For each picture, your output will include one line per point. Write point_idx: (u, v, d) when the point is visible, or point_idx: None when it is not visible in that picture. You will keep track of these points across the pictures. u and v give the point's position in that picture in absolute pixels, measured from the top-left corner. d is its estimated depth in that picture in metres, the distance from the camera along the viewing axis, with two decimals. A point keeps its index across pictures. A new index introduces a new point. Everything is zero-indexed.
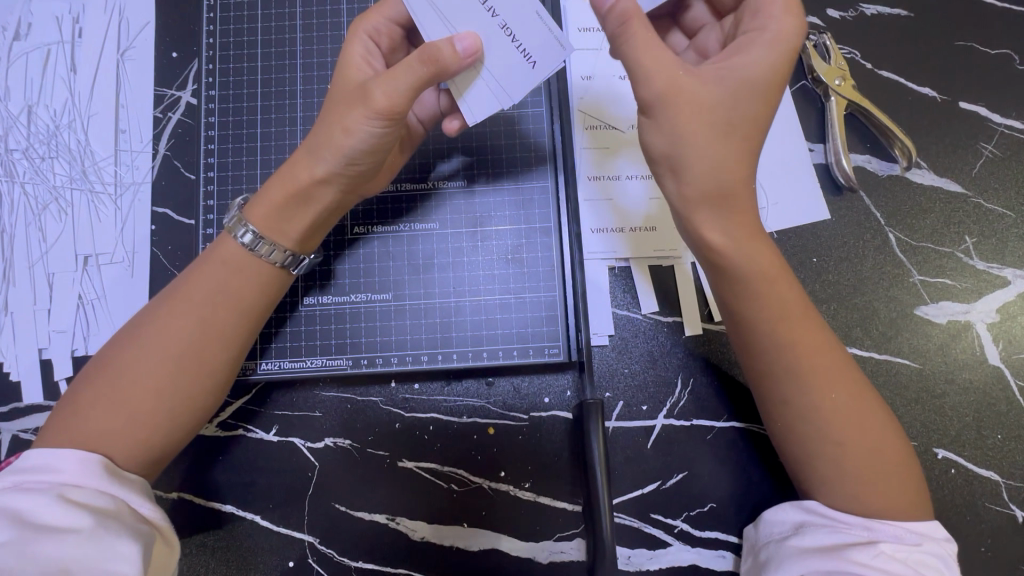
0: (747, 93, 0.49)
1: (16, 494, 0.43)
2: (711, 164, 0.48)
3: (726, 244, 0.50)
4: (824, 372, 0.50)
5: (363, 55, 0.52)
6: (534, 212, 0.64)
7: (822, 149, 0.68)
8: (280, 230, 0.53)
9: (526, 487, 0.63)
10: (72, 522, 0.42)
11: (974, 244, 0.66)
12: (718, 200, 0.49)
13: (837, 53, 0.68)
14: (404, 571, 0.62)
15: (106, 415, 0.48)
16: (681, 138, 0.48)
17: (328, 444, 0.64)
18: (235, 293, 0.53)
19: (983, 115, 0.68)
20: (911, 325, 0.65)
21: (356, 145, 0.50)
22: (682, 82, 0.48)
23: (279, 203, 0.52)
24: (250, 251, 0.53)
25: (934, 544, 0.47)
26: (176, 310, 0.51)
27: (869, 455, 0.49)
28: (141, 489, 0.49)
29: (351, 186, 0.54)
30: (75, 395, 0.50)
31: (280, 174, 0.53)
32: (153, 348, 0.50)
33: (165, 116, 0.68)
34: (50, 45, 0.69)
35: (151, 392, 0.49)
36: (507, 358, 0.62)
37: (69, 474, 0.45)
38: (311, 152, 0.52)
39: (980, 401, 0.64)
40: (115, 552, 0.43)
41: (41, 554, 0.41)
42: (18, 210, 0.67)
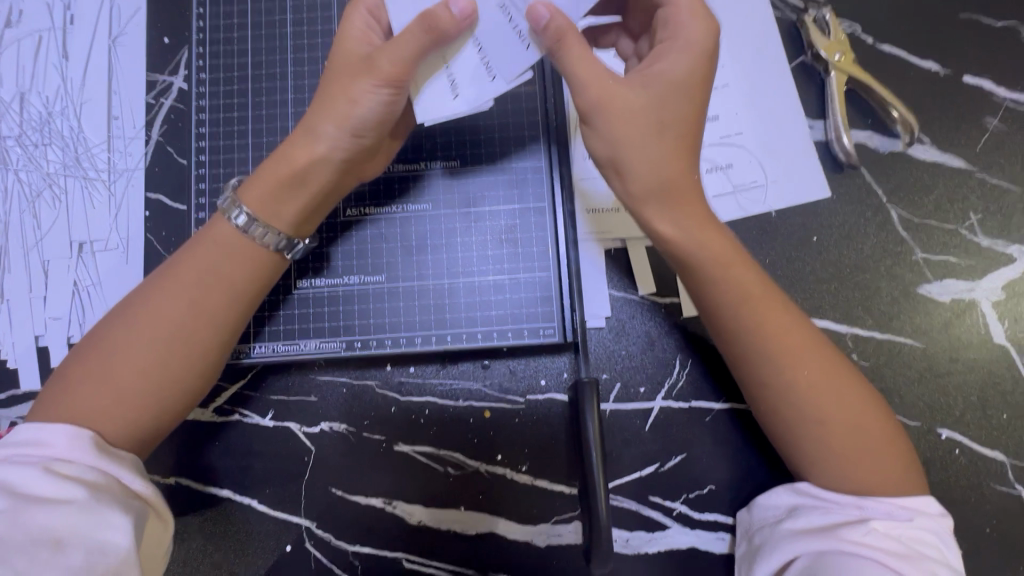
0: (676, 96, 0.48)
1: (8, 467, 0.44)
2: (653, 158, 0.48)
3: (676, 235, 0.49)
4: (793, 354, 0.49)
5: (363, 30, 0.51)
6: (528, 192, 0.63)
7: (822, 126, 0.67)
8: (281, 209, 0.52)
9: (523, 470, 0.63)
10: (63, 494, 0.42)
11: (979, 221, 0.65)
12: (663, 195, 0.48)
13: (837, 27, 0.66)
14: (401, 554, 0.62)
15: (96, 392, 0.48)
16: (618, 141, 0.48)
17: (324, 428, 0.64)
18: (228, 274, 0.52)
19: (988, 88, 0.66)
20: (914, 303, 0.64)
21: (359, 117, 0.50)
22: (614, 89, 0.48)
23: (274, 181, 0.52)
24: (245, 235, 0.53)
25: (927, 520, 0.46)
26: (169, 290, 0.51)
27: (852, 430, 0.49)
28: (134, 466, 0.48)
29: (356, 162, 0.53)
30: (66, 371, 0.50)
31: (275, 156, 0.53)
32: (145, 326, 0.50)
33: (156, 102, 0.68)
34: (41, 32, 0.69)
35: (142, 371, 0.49)
36: (502, 340, 0.61)
37: (59, 449, 0.45)
38: (311, 130, 0.51)
39: (985, 380, 0.63)
40: (107, 523, 0.43)
41: (34, 524, 0.41)
42: (13, 197, 0.67)
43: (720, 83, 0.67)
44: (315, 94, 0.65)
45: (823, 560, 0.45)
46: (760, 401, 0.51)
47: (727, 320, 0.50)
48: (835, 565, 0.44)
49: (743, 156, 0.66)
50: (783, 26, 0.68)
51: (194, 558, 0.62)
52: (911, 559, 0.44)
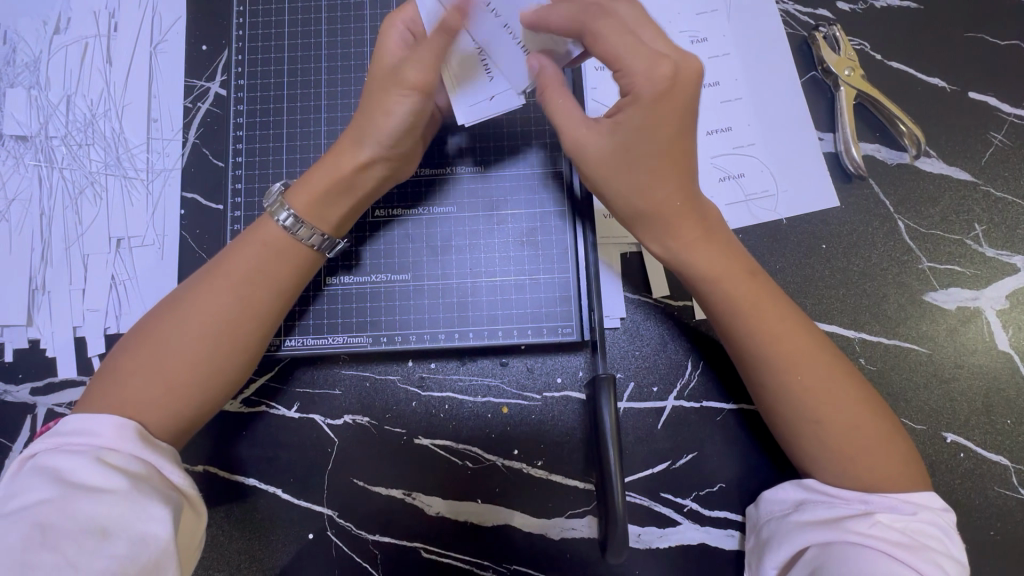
0: (637, 141, 0.50)
1: (61, 455, 0.46)
2: (624, 193, 0.52)
3: (664, 255, 0.54)
4: (790, 358, 0.52)
5: (399, 44, 0.55)
6: (548, 197, 0.66)
7: (832, 138, 0.69)
8: (325, 215, 0.56)
9: (539, 464, 0.65)
10: (109, 484, 0.45)
11: (984, 232, 0.67)
12: (645, 223, 0.53)
13: (846, 44, 0.69)
14: (419, 544, 0.64)
15: (142, 384, 0.51)
16: (599, 179, 0.52)
17: (347, 421, 0.66)
18: (268, 274, 0.55)
19: (993, 105, 0.69)
20: (920, 310, 0.66)
21: (389, 130, 0.53)
22: (583, 135, 0.52)
23: (316, 189, 0.55)
24: (288, 233, 0.55)
25: (930, 513, 0.48)
26: (212, 288, 0.54)
27: (851, 431, 0.51)
28: (172, 456, 0.51)
29: (393, 171, 0.57)
30: (115, 363, 0.53)
31: (324, 162, 0.56)
32: (190, 322, 0.52)
33: (194, 106, 0.71)
34: (88, 39, 0.72)
35: (185, 365, 0.52)
36: (522, 338, 0.64)
37: (106, 439, 0.48)
38: (356, 139, 0.55)
39: (990, 386, 0.65)
40: (147, 515, 0.45)
41: (80, 512, 0.44)
42: (56, 194, 0.70)
43: (733, 95, 0.70)
44: (346, 100, 0.69)
45: (829, 553, 0.47)
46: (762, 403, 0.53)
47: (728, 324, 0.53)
48: (845, 558, 0.46)
49: (755, 165, 0.68)
50: (795, 42, 0.71)
51: (220, 543, 0.64)
52: (916, 549, 0.45)
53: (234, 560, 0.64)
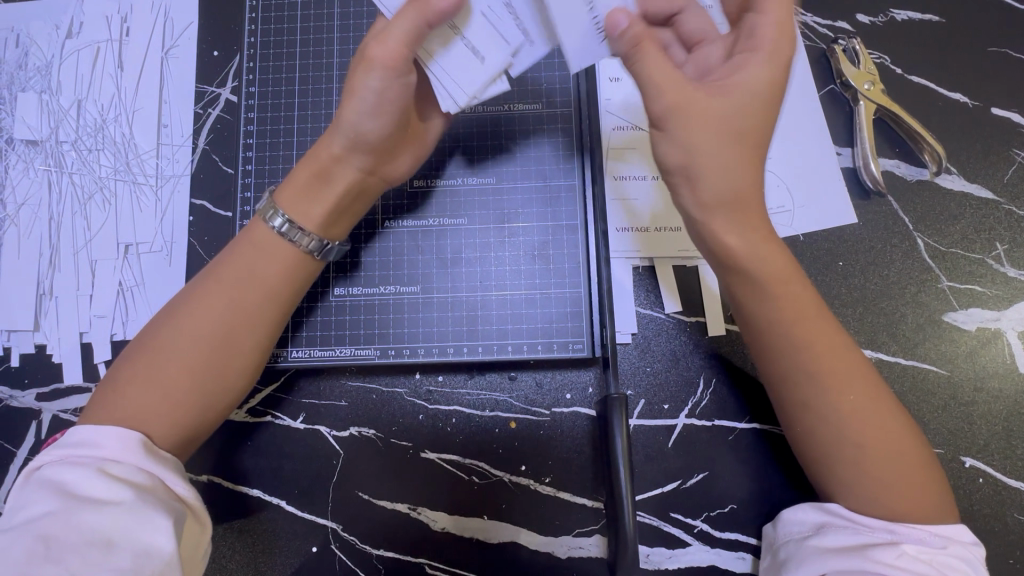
0: (754, 102, 0.49)
1: (65, 467, 0.46)
2: (723, 166, 0.49)
3: (741, 248, 0.49)
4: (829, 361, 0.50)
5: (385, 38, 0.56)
6: (560, 209, 0.65)
7: (850, 153, 0.68)
8: (307, 214, 0.55)
9: (546, 481, 0.64)
10: (113, 496, 0.44)
11: (1005, 252, 0.66)
12: (734, 206, 0.49)
13: (866, 58, 0.67)
14: (424, 560, 0.63)
15: (143, 394, 0.50)
16: (694, 146, 0.48)
17: (353, 433, 0.65)
18: (264, 277, 0.54)
19: (1016, 121, 0.67)
20: (939, 330, 0.65)
21: (357, 123, 0.53)
22: (692, 94, 0.49)
23: (297, 187, 0.55)
24: (282, 236, 0.55)
25: (958, 547, 0.47)
26: (210, 293, 0.53)
27: (892, 442, 0.49)
28: (176, 468, 0.50)
29: (371, 159, 0.56)
30: (115, 375, 0.52)
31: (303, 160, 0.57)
32: (188, 329, 0.52)
33: (205, 112, 0.71)
34: (100, 43, 0.72)
35: (186, 371, 0.51)
36: (531, 353, 0.63)
37: (110, 450, 0.47)
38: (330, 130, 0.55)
39: (1010, 410, 0.63)
40: (151, 526, 0.44)
41: (84, 524, 0.43)
42: (66, 198, 0.70)
43: None
44: None
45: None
46: (799, 420, 0.51)
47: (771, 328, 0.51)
48: None
49: (771, 179, 0.67)
50: (813, 55, 0.70)
51: (222, 555, 0.64)
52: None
53: (237, 572, 0.64)
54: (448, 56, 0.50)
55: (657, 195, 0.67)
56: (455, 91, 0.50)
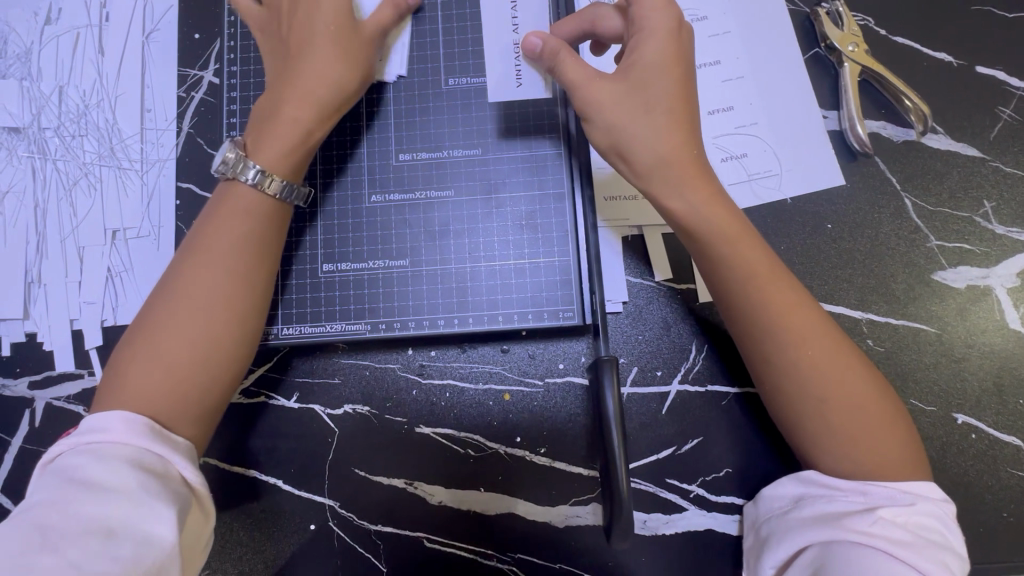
0: (651, 72, 0.51)
1: (73, 453, 0.45)
2: (644, 136, 0.51)
3: (686, 212, 0.51)
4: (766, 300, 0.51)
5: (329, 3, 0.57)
6: (546, 178, 0.65)
7: (836, 116, 0.68)
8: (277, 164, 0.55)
9: (542, 452, 0.64)
10: (115, 482, 0.43)
11: (993, 209, 0.66)
12: (664, 169, 0.51)
13: (850, 19, 0.67)
14: (422, 534, 0.64)
15: (148, 374, 0.49)
16: (614, 128, 0.51)
17: (348, 411, 0.65)
18: (250, 248, 0.54)
19: (1001, 79, 0.67)
20: (928, 289, 0.65)
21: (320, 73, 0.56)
22: (597, 84, 0.52)
23: (276, 144, 0.55)
24: (257, 189, 0.55)
25: (930, 505, 0.47)
26: (200, 265, 0.53)
27: (844, 385, 0.50)
28: (185, 455, 0.48)
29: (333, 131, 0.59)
30: (114, 361, 0.51)
31: (276, 118, 0.56)
32: (182, 304, 0.51)
33: (188, 95, 0.70)
34: (79, 28, 0.71)
35: (189, 346, 0.51)
36: (522, 323, 0.63)
37: (116, 437, 0.46)
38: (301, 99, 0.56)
39: (1001, 367, 0.63)
40: (155, 515, 0.43)
41: (86, 512, 0.42)
42: (50, 185, 0.69)
43: (734, 74, 0.68)
44: None
45: (831, 549, 0.46)
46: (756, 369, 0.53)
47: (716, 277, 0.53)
48: (842, 555, 0.45)
49: (757, 144, 0.67)
50: (797, 19, 0.69)
51: (222, 535, 0.64)
52: (917, 546, 0.44)
53: (235, 552, 0.64)
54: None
55: None
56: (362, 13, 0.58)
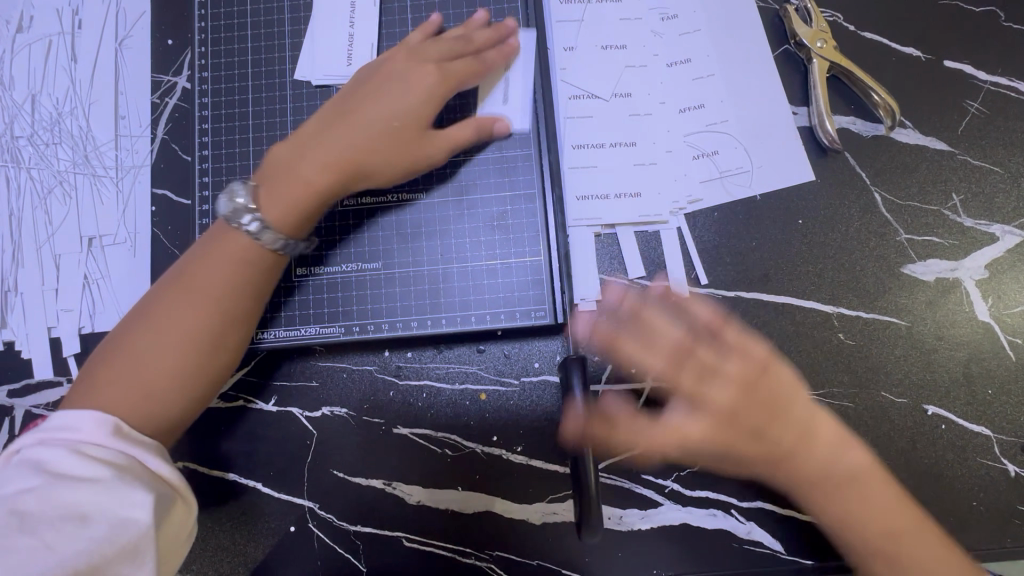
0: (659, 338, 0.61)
1: (40, 447, 0.44)
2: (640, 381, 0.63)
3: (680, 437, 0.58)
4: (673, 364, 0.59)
5: (391, 96, 0.58)
6: (518, 179, 0.65)
7: (806, 112, 0.68)
8: (286, 215, 0.54)
9: (518, 450, 0.65)
10: (89, 474, 0.43)
11: (961, 202, 0.66)
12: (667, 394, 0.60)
13: (818, 15, 0.68)
14: (401, 534, 0.64)
15: (122, 391, 0.48)
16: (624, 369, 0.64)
17: (325, 413, 0.66)
18: (237, 276, 0.53)
19: (968, 73, 0.68)
20: (898, 283, 0.65)
21: (348, 140, 0.56)
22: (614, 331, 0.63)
23: (284, 201, 0.54)
24: (252, 237, 0.53)
25: None
26: (184, 290, 0.52)
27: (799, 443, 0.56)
28: (158, 448, 0.48)
29: (360, 177, 0.57)
30: (89, 375, 0.50)
31: (291, 176, 0.55)
32: (163, 328, 0.50)
33: (162, 101, 0.71)
34: (51, 36, 0.71)
35: (165, 372, 0.49)
36: (496, 323, 0.63)
37: (85, 433, 0.45)
38: (309, 156, 0.56)
39: (970, 357, 0.64)
40: (127, 502, 0.43)
41: (59, 499, 0.42)
42: (25, 194, 0.69)
43: (704, 72, 0.69)
44: (312, 88, 0.67)
45: None
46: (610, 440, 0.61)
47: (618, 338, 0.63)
48: None
49: (728, 141, 0.67)
50: (766, 16, 0.70)
51: (202, 538, 0.64)
52: None
53: (216, 555, 0.64)
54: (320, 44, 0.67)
55: (612, 164, 0.67)
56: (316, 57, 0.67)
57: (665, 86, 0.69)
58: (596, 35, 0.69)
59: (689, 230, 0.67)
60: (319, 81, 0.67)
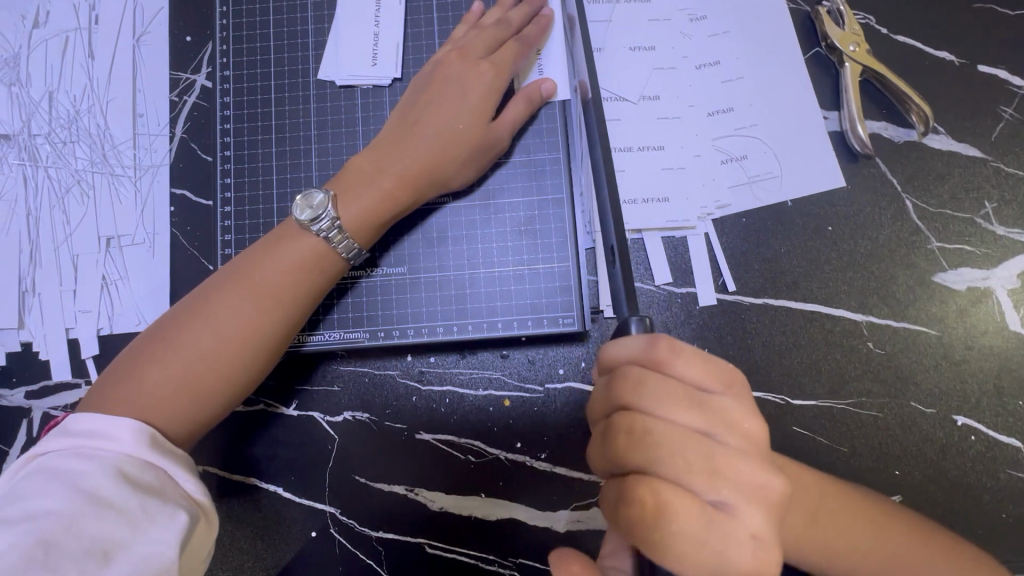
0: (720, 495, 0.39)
1: (75, 461, 0.44)
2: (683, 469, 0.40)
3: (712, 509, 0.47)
4: (746, 449, 0.40)
5: (451, 94, 0.60)
6: (545, 183, 0.64)
7: (837, 117, 0.67)
8: (355, 220, 0.57)
9: (543, 457, 0.64)
10: (118, 499, 0.42)
11: (994, 210, 0.65)
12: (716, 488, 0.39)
13: (851, 18, 0.66)
14: (424, 540, 0.64)
15: (169, 388, 0.50)
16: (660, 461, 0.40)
17: (347, 418, 0.65)
18: (291, 284, 0.55)
19: (1003, 78, 0.67)
20: (929, 291, 0.65)
21: (421, 147, 0.59)
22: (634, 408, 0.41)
23: (361, 207, 0.57)
24: (322, 238, 0.56)
25: None
26: (237, 288, 0.53)
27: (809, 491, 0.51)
28: (187, 465, 0.49)
29: (437, 184, 0.60)
30: (137, 364, 0.51)
31: (370, 183, 0.58)
32: (215, 327, 0.52)
33: (181, 99, 0.69)
34: (68, 32, 0.70)
35: (213, 372, 0.51)
36: (522, 329, 0.63)
37: (124, 445, 0.46)
38: (385, 164, 0.58)
39: (1001, 368, 0.63)
40: (163, 523, 0.43)
41: (88, 526, 0.41)
42: (42, 193, 0.68)
43: (734, 74, 0.68)
44: (335, 88, 0.66)
45: None
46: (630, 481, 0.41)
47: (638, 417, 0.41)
48: None
49: (758, 146, 0.66)
50: (797, 18, 0.69)
51: (223, 542, 0.64)
52: None
53: (237, 559, 0.64)
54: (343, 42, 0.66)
55: (639, 169, 0.66)
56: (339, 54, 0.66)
57: (694, 89, 0.67)
58: (624, 36, 0.68)
59: (717, 236, 0.66)
60: (343, 80, 0.65)
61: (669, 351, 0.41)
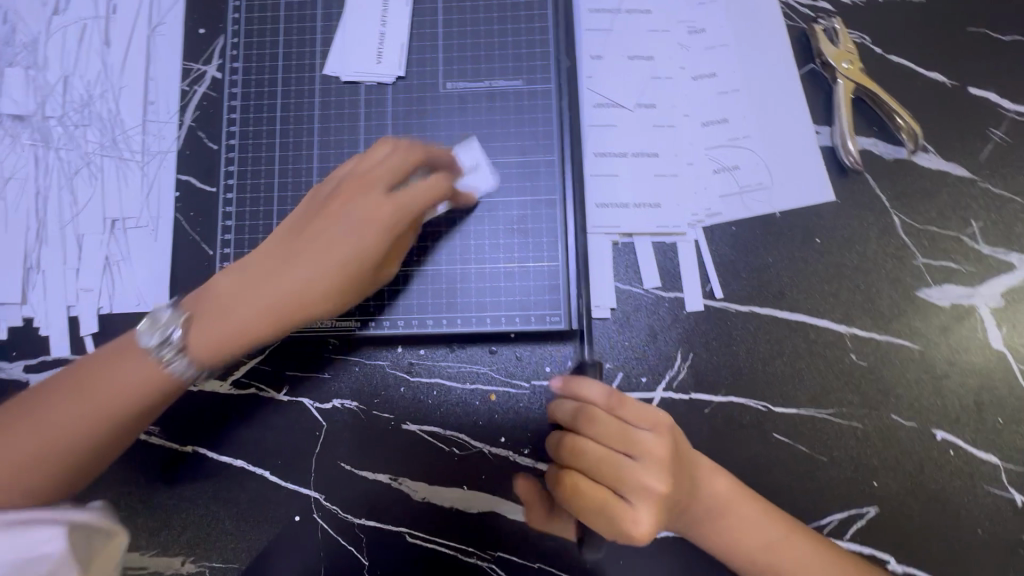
0: (634, 485, 0.53)
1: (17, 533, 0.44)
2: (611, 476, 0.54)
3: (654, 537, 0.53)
4: (645, 461, 0.54)
5: (375, 189, 0.54)
6: (540, 185, 0.66)
7: (828, 132, 0.68)
8: (208, 348, 0.51)
9: (525, 453, 0.65)
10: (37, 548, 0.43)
11: (980, 229, 0.66)
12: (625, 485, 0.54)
13: (846, 37, 0.68)
14: (405, 530, 0.65)
15: (76, 394, 0.50)
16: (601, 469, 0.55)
17: (336, 405, 0.66)
18: (245, 287, 0.53)
19: (993, 101, 0.68)
20: (913, 306, 0.66)
21: (306, 276, 0.52)
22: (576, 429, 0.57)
23: (213, 338, 0.52)
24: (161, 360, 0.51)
25: None
26: (202, 290, 0.54)
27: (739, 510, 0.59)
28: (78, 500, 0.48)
29: (335, 300, 0.54)
30: (75, 365, 0.52)
31: (239, 316, 0.52)
32: (156, 324, 0.52)
33: (191, 89, 0.72)
34: (86, 20, 0.73)
35: (126, 376, 0.50)
36: (510, 325, 0.64)
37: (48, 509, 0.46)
38: (261, 297, 0.52)
39: (982, 385, 0.64)
40: (37, 541, 0.44)
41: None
42: (52, 173, 0.70)
43: (729, 87, 0.69)
44: (341, 84, 0.68)
45: None
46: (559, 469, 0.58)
47: (578, 437, 0.56)
48: None
49: (749, 158, 0.68)
50: (793, 34, 0.70)
51: (208, 522, 0.65)
52: None
53: (221, 539, 0.65)
54: (349, 39, 0.68)
55: (631, 175, 0.68)
56: (345, 51, 0.68)
57: (689, 100, 0.69)
58: (623, 45, 0.70)
59: (707, 243, 0.67)
60: (348, 77, 0.68)
61: (618, 402, 0.55)
